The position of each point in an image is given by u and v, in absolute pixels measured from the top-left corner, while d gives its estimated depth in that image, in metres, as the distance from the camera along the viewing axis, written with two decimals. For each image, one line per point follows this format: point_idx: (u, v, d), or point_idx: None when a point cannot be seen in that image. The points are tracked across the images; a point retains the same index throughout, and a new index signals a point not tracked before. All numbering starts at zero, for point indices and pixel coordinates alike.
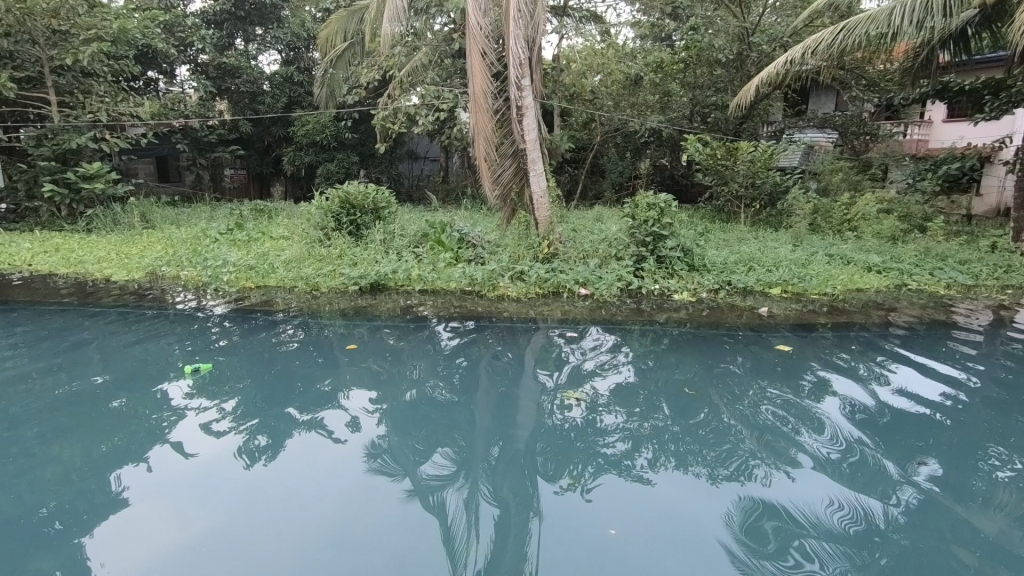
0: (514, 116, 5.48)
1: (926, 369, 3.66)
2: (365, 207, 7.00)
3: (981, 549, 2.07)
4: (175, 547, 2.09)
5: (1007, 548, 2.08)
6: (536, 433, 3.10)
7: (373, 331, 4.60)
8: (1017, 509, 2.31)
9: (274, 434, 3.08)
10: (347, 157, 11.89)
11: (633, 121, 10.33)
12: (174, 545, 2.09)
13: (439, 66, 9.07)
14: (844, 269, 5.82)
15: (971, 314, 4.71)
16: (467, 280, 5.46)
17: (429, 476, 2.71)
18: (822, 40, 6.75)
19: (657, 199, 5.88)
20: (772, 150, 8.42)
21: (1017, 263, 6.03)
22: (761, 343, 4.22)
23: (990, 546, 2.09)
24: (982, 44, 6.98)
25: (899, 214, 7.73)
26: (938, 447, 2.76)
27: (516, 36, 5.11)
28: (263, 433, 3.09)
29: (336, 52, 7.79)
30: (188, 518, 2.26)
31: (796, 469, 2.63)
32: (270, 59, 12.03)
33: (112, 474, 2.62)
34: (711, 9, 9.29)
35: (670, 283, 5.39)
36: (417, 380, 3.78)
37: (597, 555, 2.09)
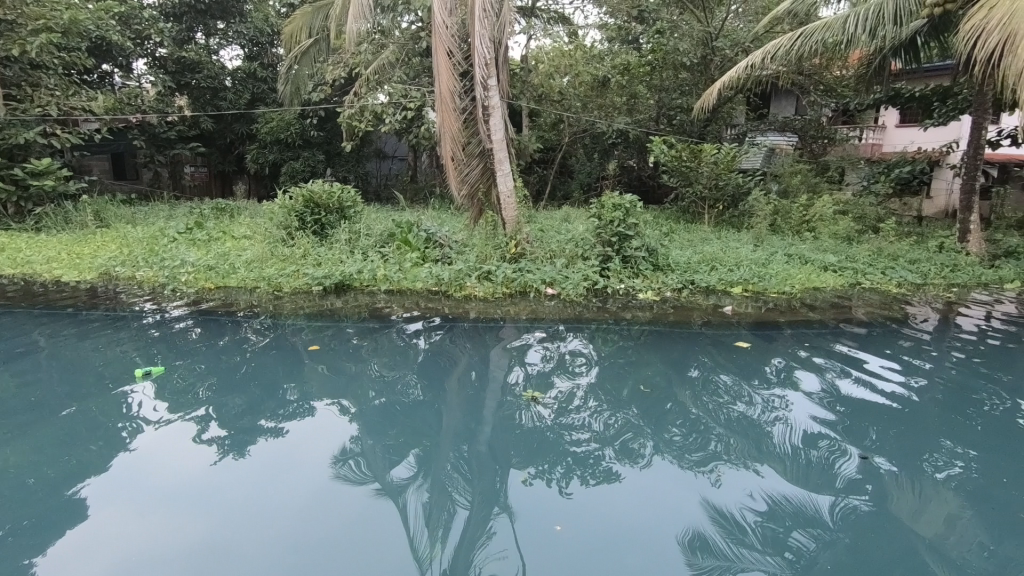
0: (481, 115, 5.52)
1: (880, 359, 3.89)
2: (329, 206, 6.88)
3: (932, 525, 2.22)
4: (139, 558, 2.01)
5: (954, 524, 2.23)
6: (508, 430, 3.11)
7: (337, 332, 4.52)
8: (963, 483, 2.49)
9: (234, 436, 3.00)
10: (313, 156, 11.69)
11: (600, 122, 10.45)
12: (143, 555, 2.02)
13: (406, 64, 8.97)
14: (802, 269, 5.99)
15: (922, 312, 4.93)
16: (433, 280, 5.42)
17: (398, 479, 2.65)
18: (781, 46, 6.95)
19: (623, 200, 5.96)
20: (734, 153, 8.65)
21: (962, 263, 6.35)
22: (721, 339, 4.34)
23: (939, 523, 2.24)
24: (931, 53, 7.27)
25: (854, 215, 8.07)
26: (895, 439, 2.87)
27: (482, 36, 5.13)
28: (220, 435, 3.01)
29: (301, 48, 7.67)
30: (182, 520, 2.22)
31: (756, 462, 2.74)
32: (231, 55, 11.60)
33: (57, 475, 2.54)
34: (676, 14, 9.63)
35: (635, 283, 5.49)
36: (386, 380, 3.73)
37: (555, 553, 2.10)
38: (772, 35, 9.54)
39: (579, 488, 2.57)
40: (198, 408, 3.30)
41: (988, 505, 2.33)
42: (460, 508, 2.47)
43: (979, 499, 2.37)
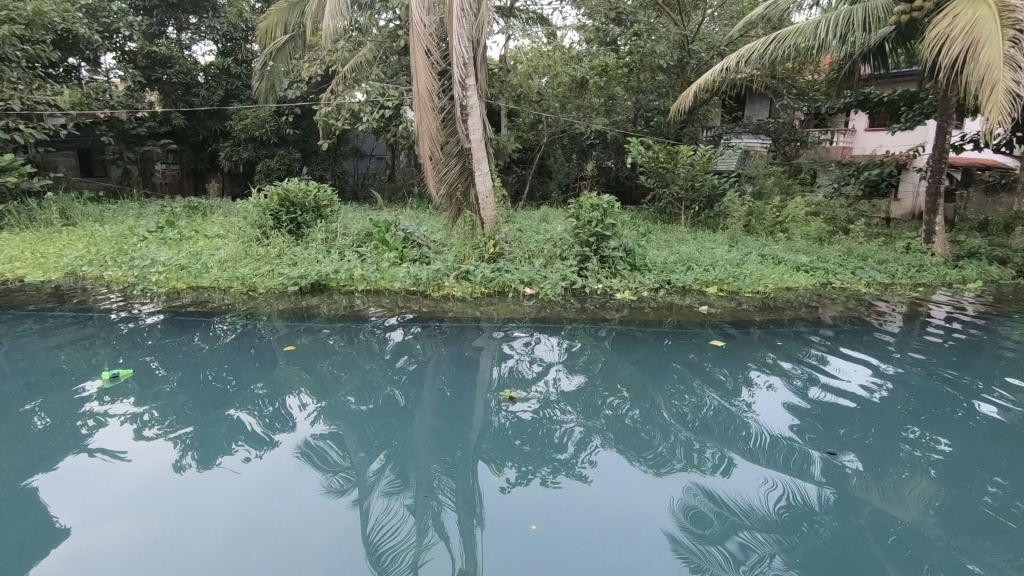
0: (459, 115, 5.53)
1: (851, 358, 3.97)
2: (305, 205, 6.78)
3: (901, 517, 2.27)
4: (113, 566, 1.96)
5: (922, 515, 2.28)
6: (486, 430, 3.10)
7: (313, 332, 4.47)
8: (931, 474, 2.55)
9: (207, 441, 2.93)
10: (289, 154, 11.53)
11: (578, 123, 10.50)
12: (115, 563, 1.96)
13: (384, 63, 8.91)
14: (775, 269, 6.11)
15: (890, 311, 5.08)
16: (411, 280, 5.39)
17: (377, 482, 2.62)
18: (755, 51, 7.07)
19: (601, 200, 6.01)
20: (709, 155, 8.79)
21: (928, 263, 6.56)
22: (696, 338, 4.40)
23: (908, 514, 2.29)
24: (898, 59, 7.48)
25: (825, 217, 8.26)
26: (866, 434, 2.93)
27: (459, 35, 5.12)
28: (192, 439, 2.94)
29: (276, 45, 7.55)
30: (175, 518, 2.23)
31: (730, 459, 2.78)
32: (204, 50, 11.36)
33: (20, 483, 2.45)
34: (653, 17, 9.75)
35: (613, 283, 5.54)
36: (364, 381, 3.69)
37: (532, 555, 2.09)
38: (747, 39, 9.73)
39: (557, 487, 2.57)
40: (168, 411, 3.22)
41: (954, 495, 2.40)
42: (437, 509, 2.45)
43: (946, 490, 2.43)
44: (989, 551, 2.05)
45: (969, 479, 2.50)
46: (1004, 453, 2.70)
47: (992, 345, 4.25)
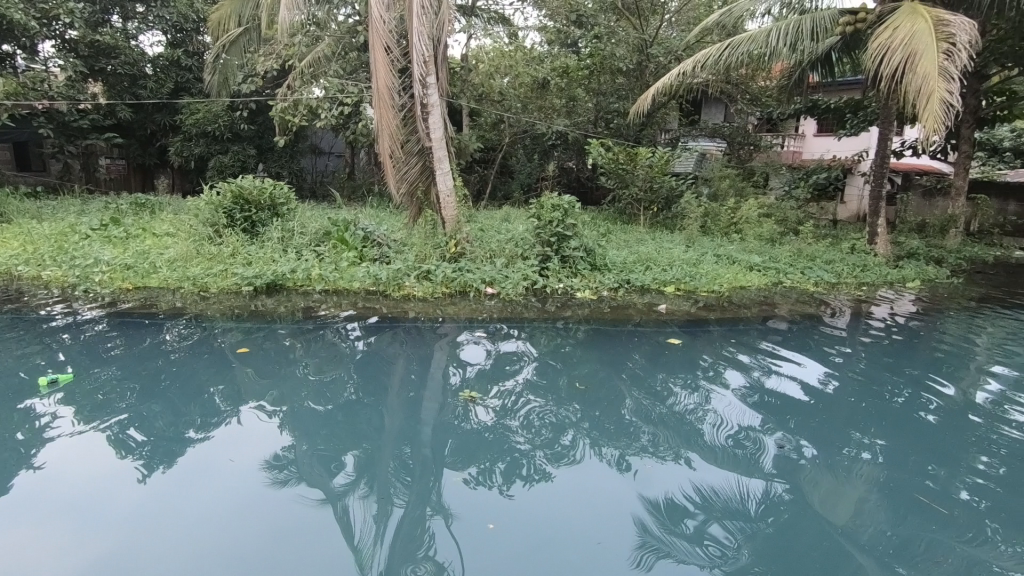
0: (419, 113, 5.47)
1: (800, 355, 4.14)
2: (260, 203, 6.58)
3: (846, 506, 2.39)
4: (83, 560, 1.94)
5: (866, 503, 2.40)
6: (448, 429, 3.09)
7: (269, 333, 4.34)
8: (873, 464, 2.69)
9: (156, 447, 2.80)
10: (243, 150, 11.17)
11: (540, 124, 10.51)
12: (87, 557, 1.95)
13: (343, 59, 8.75)
14: (729, 269, 6.30)
15: (836, 309, 5.31)
16: (370, 280, 5.31)
17: (334, 484, 2.57)
18: (709, 56, 7.26)
19: (561, 201, 6.06)
20: (667, 157, 8.98)
21: (871, 263, 6.88)
22: (654, 336, 4.50)
23: (854, 503, 2.40)
24: (844, 68, 7.80)
25: (776, 218, 8.57)
26: (815, 428, 3.07)
27: (420, 33, 5.07)
28: (141, 446, 2.80)
29: (229, 37, 7.32)
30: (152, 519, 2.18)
31: (689, 454, 2.86)
32: (152, 41, 10.94)
33: None
34: (613, 20, 9.89)
35: (573, 282, 5.59)
36: (323, 382, 3.62)
37: (496, 551, 2.11)
38: (702, 45, 9.99)
39: (523, 485, 2.59)
40: (114, 418, 3.06)
41: (892, 485, 2.51)
42: (400, 508, 2.43)
43: (886, 477, 2.57)
44: (923, 540, 2.16)
45: (906, 470, 2.62)
46: (940, 443, 2.86)
47: (928, 341, 4.50)
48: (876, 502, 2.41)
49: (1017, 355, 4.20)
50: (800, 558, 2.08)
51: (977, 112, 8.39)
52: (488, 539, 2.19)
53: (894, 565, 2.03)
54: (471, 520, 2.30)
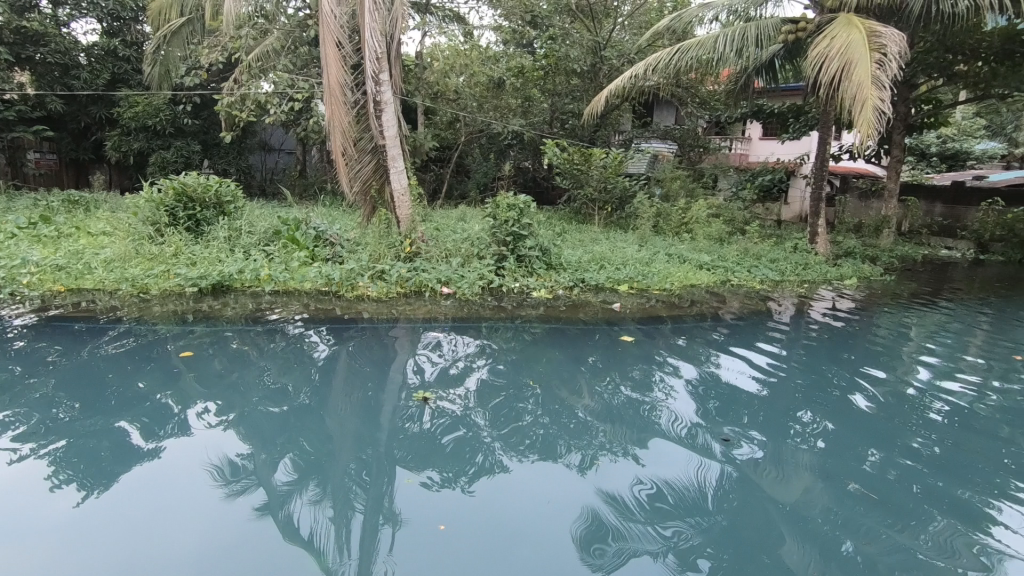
0: (372, 110, 5.39)
1: (746, 350, 4.31)
2: (205, 201, 6.33)
3: (791, 494, 2.48)
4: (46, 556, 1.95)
5: (810, 490, 2.50)
6: (403, 431, 3.04)
7: (214, 336, 4.17)
8: (814, 453, 2.82)
9: (86, 455, 2.65)
10: (187, 145, 10.71)
11: (495, 124, 10.52)
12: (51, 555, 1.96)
13: (293, 53, 8.51)
14: (680, 267, 6.48)
15: (780, 305, 5.54)
16: (323, 280, 5.20)
17: (284, 490, 2.48)
18: (660, 60, 7.42)
19: (517, 200, 6.08)
20: (621, 158, 9.15)
21: (812, 262, 7.21)
22: (608, 334, 4.58)
23: (797, 491, 2.50)
24: (787, 75, 8.13)
25: (724, 218, 8.86)
26: (761, 420, 3.19)
27: (372, 29, 5.00)
28: (70, 454, 2.64)
29: (171, 27, 7.02)
30: (101, 523, 2.15)
31: (644, 449, 2.92)
32: (86, 29, 10.36)
33: None
34: (568, 22, 10.01)
35: (529, 282, 5.63)
36: (273, 385, 3.51)
37: (448, 552, 2.10)
38: (654, 49, 10.23)
39: (481, 486, 2.57)
40: (39, 426, 2.88)
41: (829, 470, 2.65)
42: (356, 512, 2.37)
43: (825, 465, 2.69)
44: (856, 523, 2.26)
45: (843, 457, 2.75)
46: (875, 431, 3.03)
47: (864, 335, 4.76)
48: (819, 489, 2.51)
49: (943, 347, 4.50)
50: (743, 547, 2.15)
51: (907, 118, 8.90)
52: (446, 540, 2.17)
53: (831, 548, 2.12)
54: (427, 523, 2.27)
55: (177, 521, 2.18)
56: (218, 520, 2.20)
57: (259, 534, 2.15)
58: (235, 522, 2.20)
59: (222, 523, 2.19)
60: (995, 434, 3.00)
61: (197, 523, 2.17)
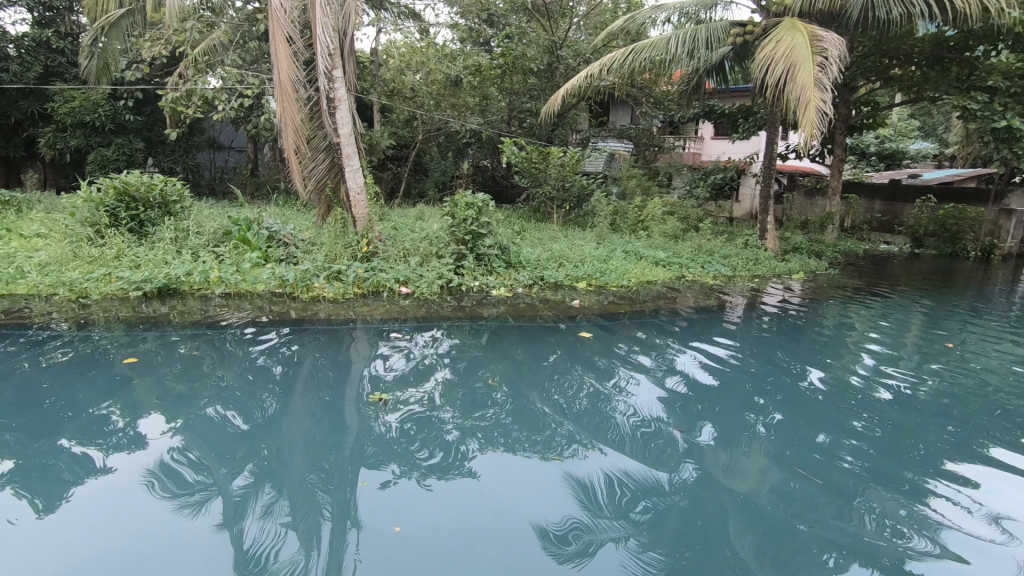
0: (325, 108, 5.27)
1: (701, 343, 4.44)
2: (150, 201, 6.07)
3: (745, 483, 2.58)
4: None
5: (762, 478, 2.60)
6: (364, 433, 3.00)
7: (161, 342, 4.00)
8: (767, 441, 2.94)
9: (25, 466, 2.52)
10: (129, 142, 10.22)
11: (453, 122, 10.47)
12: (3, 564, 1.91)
13: (242, 48, 8.21)
14: (637, 264, 6.60)
15: (733, 300, 5.72)
16: (276, 282, 5.05)
17: (233, 487, 2.49)
18: (615, 60, 7.52)
19: (476, 199, 6.06)
20: (578, 157, 9.26)
21: (762, 257, 7.47)
22: (567, 331, 4.64)
23: (750, 479, 2.60)
24: (736, 76, 8.38)
25: (679, 216, 9.08)
26: (717, 411, 3.30)
27: (323, 24, 4.89)
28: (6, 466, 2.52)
29: (109, 18, 6.70)
30: (33, 541, 2.04)
31: (606, 443, 2.97)
32: (14, 19, 9.77)
33: None
34: (524, 21, 10.05)
35: (489, 280, 5.64)
36: (227, 391, 3.39)
37: (412, 551, 2.09)
38: (609, 49, 10.39)
39: (446, 486, 2.56)
40: None
41: (780, 458, 2.76)
42: (316, 517, 2.33)
43: (776, 454, 2.80)
44: (802, 512, 2.34)
45: (793, 446, 2.87)
46: (823, 419, 3.17)
47: (810, 328, 4.96)
48: (771, 476, 2.62)
49: (884, 338, 4.73)
50: (698, 538, 2.20)
51: (848, 119, 9.32)
52: (410, 541, 2.15)
53: (779, 536, 2.19)
54: (390, 525, 2.24)
55: (112, 538, 2.07)
56: (159, 534, 2.11)
57: (208, 545, 2.08)
58: (181, 536, 2.11)
59: (168, 537, 2.10)
60: (930, 418, 3.20)
61: (135, 540, 2.07)
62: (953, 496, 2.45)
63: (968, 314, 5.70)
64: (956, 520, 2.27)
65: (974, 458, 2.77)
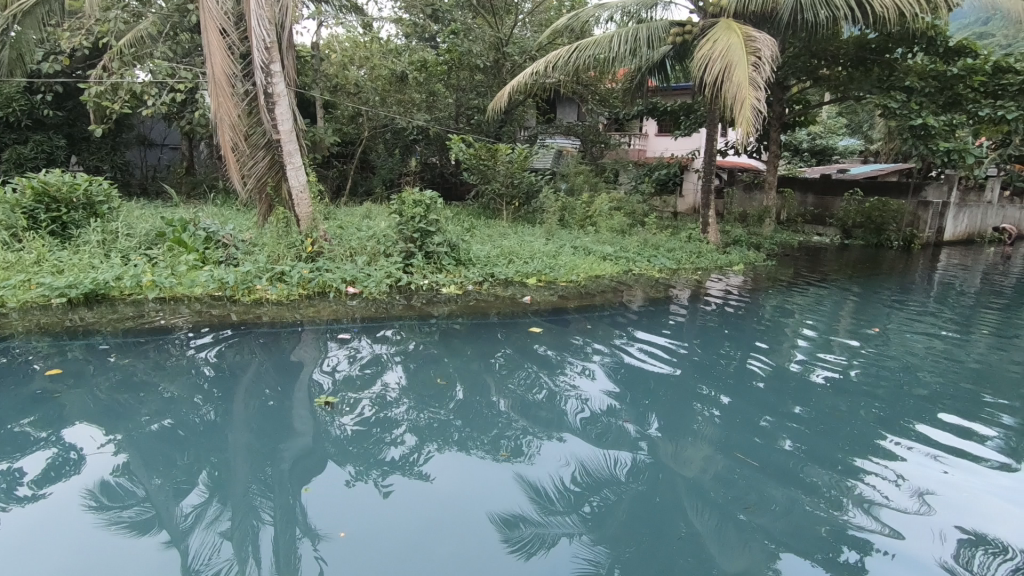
0: (263, 103, 5.07)
1: (646, 335, 4.57)
2: (74, 202, 5.70)
3: (693, 469, 2.67)
4: None
5: (708, 464, 2.70)
6: (315, 436, 2.92)
7: (89, 351, 3.76)
8: (714, 428, 3.06)
9: None
10: (49, 140, 9.54)
11: (400, 119, 10.30)
12: None
13: (174, 40, 7.82)
14: (586, 259, 6.70)
15: (678, 292, 5.91)
16: (215, 284, 4.83)
17: (178, 506, 2.33)
18: (560, 57, 7.60)
19: (423, 196, 5.97)
20: (526, 153, 9.29)
21: (704, 250, 7.73)
22: (518, 327, 4.67)
23: (697, 465, 2.70)
24: (677, 75, 8.62)
25: (625, 211, 9.27)
26: (666, 401, 3.40)
27: (258, 16, 4.73)
28: None
29: (22, 6, 6.23)
30: None
31: (561, 437, 3.01)
32: None
33: None
34: (469, 17, 9.99)
35: (438, 278, 5.59)
36: (164, 400, 3.22)
37: (364, 553, 2.06)
38: (554, 47, 10.48)
39: (400, 487, 2.53)
40: None
41: (724, 443, 2.89)
42: (267, 527, 2.25)
43: (721, 440, 2.92)
44: (746, 495, 2.44)
45: (737, 432, 3.00)
46: (764, 404, 3.33)
47: (751, 317, 5.19)
48: (717, 461, 2.72)
49: (817, 325, 5.00)
50: (653, 527, 2.25)
51: (782, 117, 9.75)
52: (364, 544, 2.12)
53: (729, 519, 2.29)
54: (340, 529, 2.21)
55: (38, 566, 1.92)
56: (93, 560, 1.97)
57: (153, 566, 1.96)
58: (120, 561, 1.98)
59: (110, 553, 2.02)
60: (859, 399, 3.41)
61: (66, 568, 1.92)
62: (881, 471, 2.63)
63: (891, 300, 6.10)
64: (877, 516, 2.29)
65: (885, 445, 2.86)
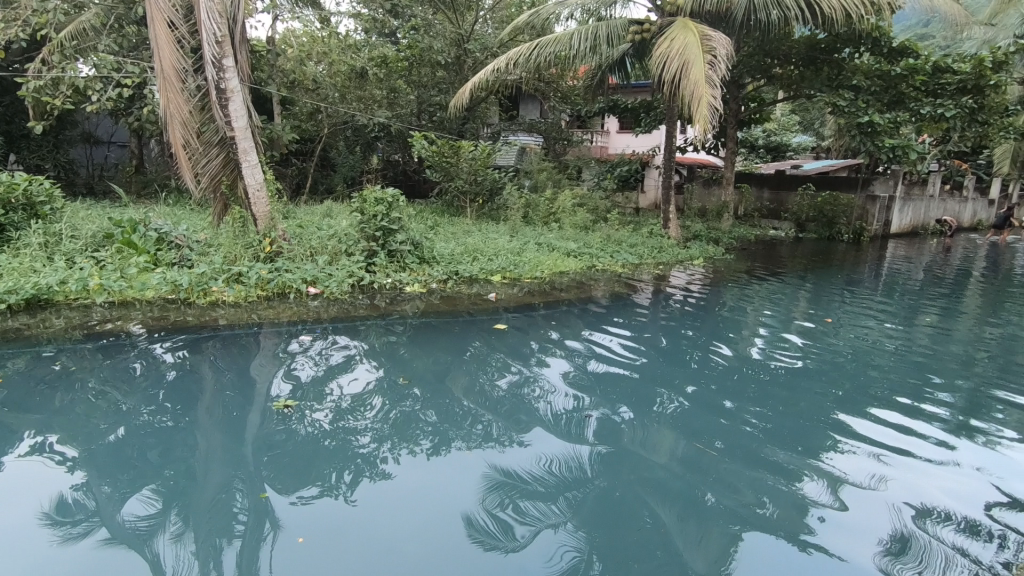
0: (216, 99, 4.91)
1: (609, 330, 4.63)
2: (12, 202, 5.40)
3: (655, 464, 2.71)
4: None
5: (670, 458, 2.75)
6: (277, 441, 2.86)
7: (32, 360, 3.56)
8: (676, 422, 3.12)
9: None
10: None
11: (360, 115, 10.11)
12: None
13: (120, 34, 7.51)
14: (550, 256, 6.75)
15: (641, 287, 6.01)
16: (168, 287, 4.67)
17: (129, 517, 2.23)
18: (521, 55, 7.61)
19: (385, 194, 5.88)
20: (489, 151, 9.27)
21: (665, 245, 7.89)
22: (483, 324, 4.67)
23: (660, 459, 2.75)
24: (636, 73, 8.75)
25: (588, 207, 9.36)
26: (629, 395, 3.46)
27: (207, 10, 4.58)
28: None
29: None
30: None
31: (528, 434, 3.03)
32: None
33: None
34: (430, 12, 9.90)
35: (402, 277, 5.53)
36: (115, 407, 3.09)
37: (324, 562, 2.02)
38: (515, 43, 10.49)
39: (365, 491, 2.50)
40: None
41: (686, 436, 2.95)
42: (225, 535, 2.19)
43: (683, 433, 2.99)
44: (705, 488, 2.50)
45: (697, 425, 3.07)
46: (722, 397, 3.43)
47: (711, 310, 5.32)
48: (678, 455, 2.77)
49: (773, 317, 5.16)
50: (617, 522, 2.29)
51: (737, 114, 10.01)
52: (323, 552, 2.07)
53: (690, 511, 2.34)
54: (301, 537, 2.16)
55: None
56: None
57: None
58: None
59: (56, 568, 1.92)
60: (813, 392, 3.53)
61: None
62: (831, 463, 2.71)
63: (841, 292, 6.35)
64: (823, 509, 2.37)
65: (832, 442, 2.91)
